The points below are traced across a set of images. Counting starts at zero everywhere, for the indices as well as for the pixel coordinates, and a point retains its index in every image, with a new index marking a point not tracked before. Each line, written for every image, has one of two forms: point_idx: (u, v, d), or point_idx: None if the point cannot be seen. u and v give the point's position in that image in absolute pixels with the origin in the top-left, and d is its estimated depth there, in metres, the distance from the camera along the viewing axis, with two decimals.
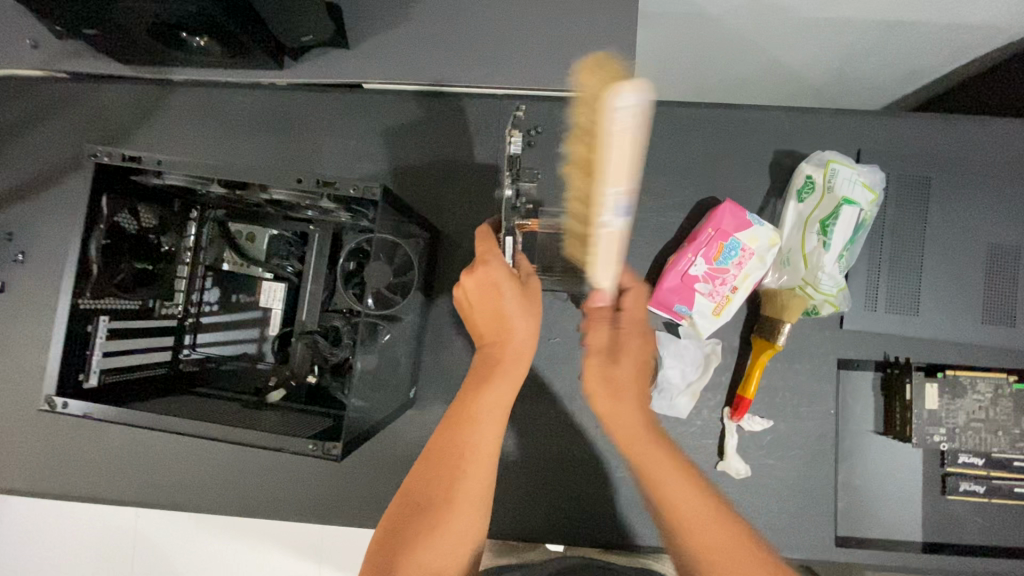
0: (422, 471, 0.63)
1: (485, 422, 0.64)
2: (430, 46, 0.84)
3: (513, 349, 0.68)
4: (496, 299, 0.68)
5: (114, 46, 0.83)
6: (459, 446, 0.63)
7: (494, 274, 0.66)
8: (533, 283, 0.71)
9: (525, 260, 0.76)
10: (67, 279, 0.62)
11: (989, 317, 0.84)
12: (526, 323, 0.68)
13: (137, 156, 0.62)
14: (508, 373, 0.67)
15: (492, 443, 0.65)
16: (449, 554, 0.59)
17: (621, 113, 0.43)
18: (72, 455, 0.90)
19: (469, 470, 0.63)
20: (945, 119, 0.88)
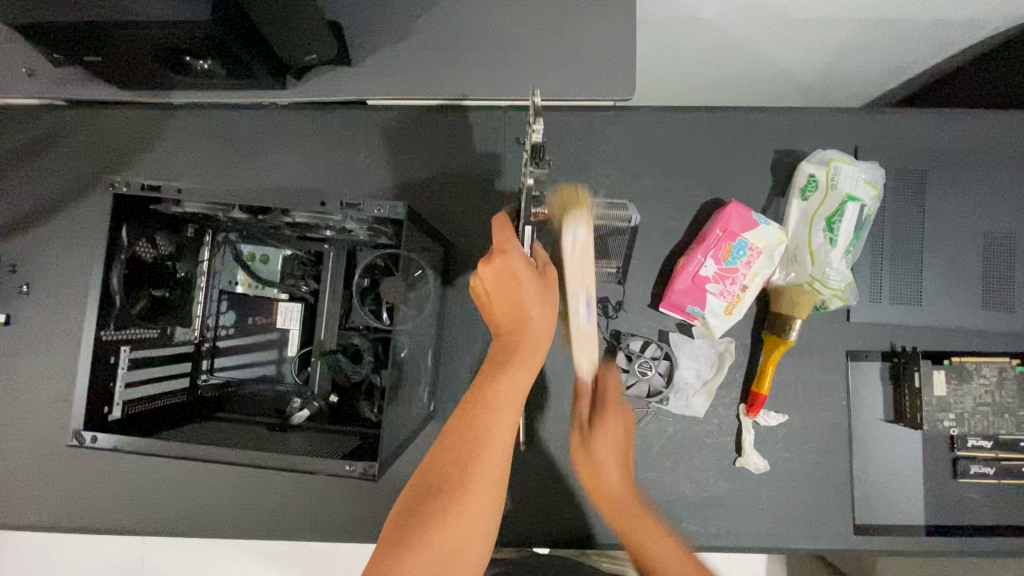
0: (438, 458, 0.61)
1: (503, 409, 0.62)
2: (435, 60, 0.85)
3: (529, 338, 0.66)
4: (512, 289, 0.64)
5: (115, 73, 0.82)
6: (476, 428, 0.61)
7: (512, 265, 0.63)
8: (551, 273, 0.67)
9: (544, 251, 0.71)
10: (90, 312, 0.62)
11: (990, 304, 0.87)
12: (544, 313, 0.65)
13: (157, 186, 0.63)
14: (526, 362, 0.65)
15: (510, 432, 0.62)
16: (462, 535, 0.57)
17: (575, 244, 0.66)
18: (89, 487, 0.89)
19: (486, 457, 0.60)
20: (937, 114, 0.91)
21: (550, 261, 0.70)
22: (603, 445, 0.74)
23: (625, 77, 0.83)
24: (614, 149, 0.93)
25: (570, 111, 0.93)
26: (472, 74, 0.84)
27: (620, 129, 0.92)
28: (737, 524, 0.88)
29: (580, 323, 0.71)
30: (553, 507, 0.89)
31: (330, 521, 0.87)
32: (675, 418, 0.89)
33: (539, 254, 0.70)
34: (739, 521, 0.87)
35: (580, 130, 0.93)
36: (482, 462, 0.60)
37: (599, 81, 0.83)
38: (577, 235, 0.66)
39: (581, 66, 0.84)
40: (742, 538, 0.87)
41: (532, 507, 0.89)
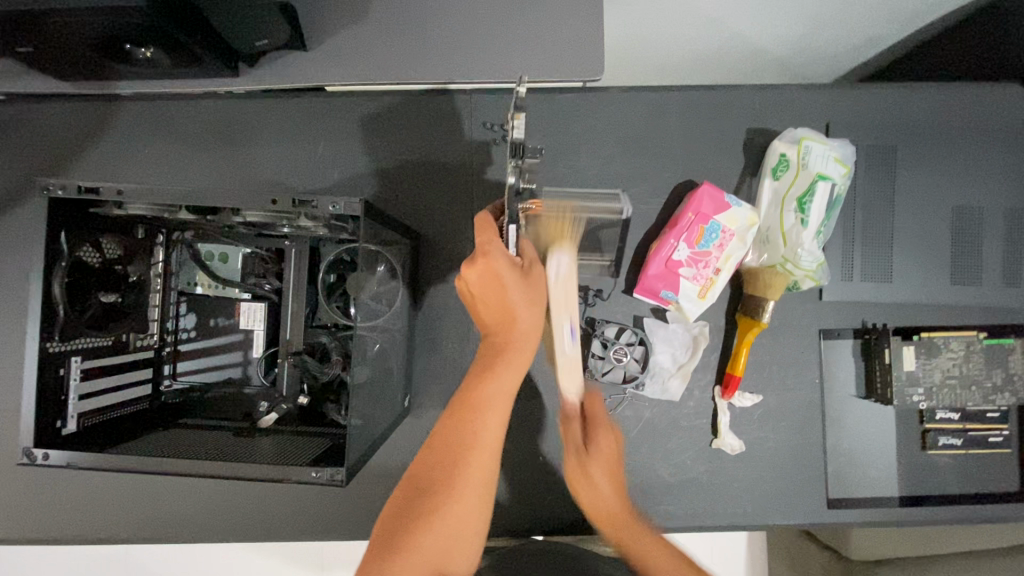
0: (426, 457, 0.61)
1: (490, 411, 0.61)
2: (395, 43, 0.81)
3: (517, 339, 0.64)
4: (499, 291, 0.62)
5: (50, 63, 0.77)
6: (466, 432, 0.61)
7: (496, 267, 0.60)
8: (536, 271, 0.64)
9: (531, 247, 0.67)
10: (32, 323, 0.59)
11: (958, 279, 0.88)
12: (532, 314, 0.63)
13: (94, 187, 0.59)
14: (512, 363, 0.64)
15: (496, 434, 0.62)
16: (449, 537, 0.56)
17: (557, 267, 0.66)
18: (56, 500, 0.87)
19: (473, 461, 0.60)
20: (906, 88, 0.90)
21: (538, 259, 0.66)
22: (596, 469, 0.73)
23: (592, 57, 0.80)
24: (583, 132, 0.90)
25: (538, 93, 0.90)
26: (434, 57, 0.81)
27: (589, 112, 0.90)
28: (714, 504, 0.89)
29: (567, 348, 0.68)
30: (534, 495, 0.89)
31: (309, 521, 0.86)
32: (651, 403, 0.89)
33: (524, 252, 0.66)
34: (716, 500, 0.89)
35: (549, 114, 0.90)
36: (469, 465, 0.59)
37: (564, 62, 0.80)
38: (561, 263, 0.66)
39: (547, 47, 0.81)
40: (719, 517, 0.88)
41: (512, 497, 0.89)
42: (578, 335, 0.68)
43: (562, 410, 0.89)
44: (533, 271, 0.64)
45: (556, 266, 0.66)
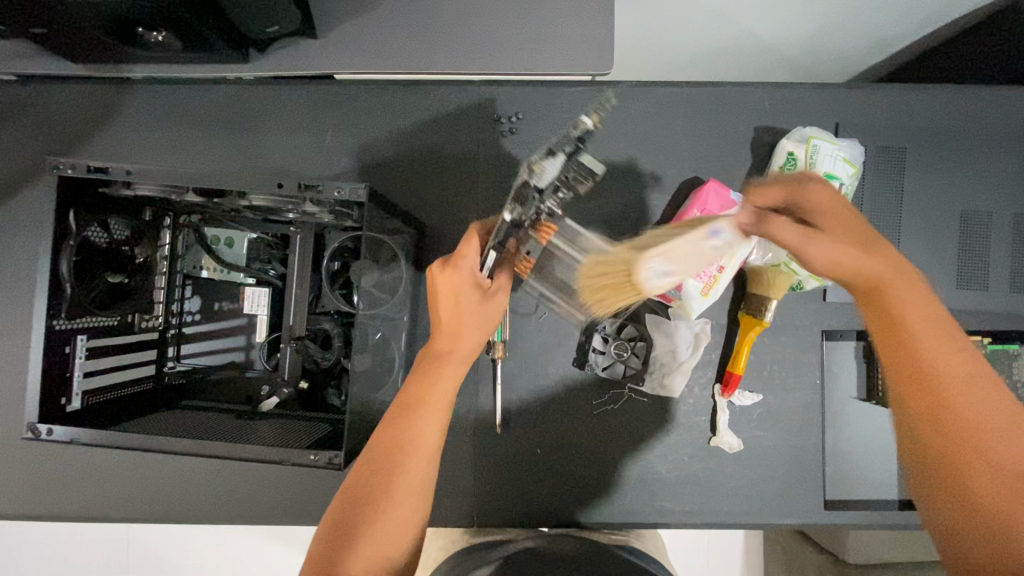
0: (363, 468, 0.59)
1: (428, 413, 0.61)
2: (404, 32, 0.81)
3: (458, 348, 0.66)
4: (453, 303, 0.67)
5: (65, 45, 0.77)
6: (403, 435, 0.60)
7: (456, 279, 0.67)
8: (495, 294, 0.68)
9: (503, 272, 0.70)
10: (39, 300, 0.60)
11: (962, 283, 0.88)
12: (478, 331, 0.67)
13: (103, 167, 0.59)
14: (452, 368, 0.64)
15: (435, 436, 0.61)
16: (388, 542, 0.55)
17: (654, 271, 0.65)
18: (61, 477, 0.88)
19: (412, 466, 0.59)
20: (918, 89, 0.89)
21: (506, 286, 0.70)
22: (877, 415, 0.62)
23: (601, 51, 0.80)
24: (589, 126, 0.90)
25: (545, 85, 0.90)
26: (443, 47, 0.81)
27: (596, 106, 0.90)
28: (711, 501, 0.89)
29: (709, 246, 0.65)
30: (530, 488, 0.89)
31: (306, 506, 0.86)
32: (651, 399, 0.89)
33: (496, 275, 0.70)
34: (712, 497, 0.89)
35: (556, 107, 0.90)
36: (407, 468, 0.58)
37: (573, 55, 0.80)
38: (656, 270, 0.65)
39: (557, 39, 0.81)
40: (715, 513, 0.89)
41: (510, 488, 0.89)
42: (719, 228, 0.64)
43: (561, 403, 0.89)
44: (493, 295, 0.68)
45: (654, 270, 0.65)
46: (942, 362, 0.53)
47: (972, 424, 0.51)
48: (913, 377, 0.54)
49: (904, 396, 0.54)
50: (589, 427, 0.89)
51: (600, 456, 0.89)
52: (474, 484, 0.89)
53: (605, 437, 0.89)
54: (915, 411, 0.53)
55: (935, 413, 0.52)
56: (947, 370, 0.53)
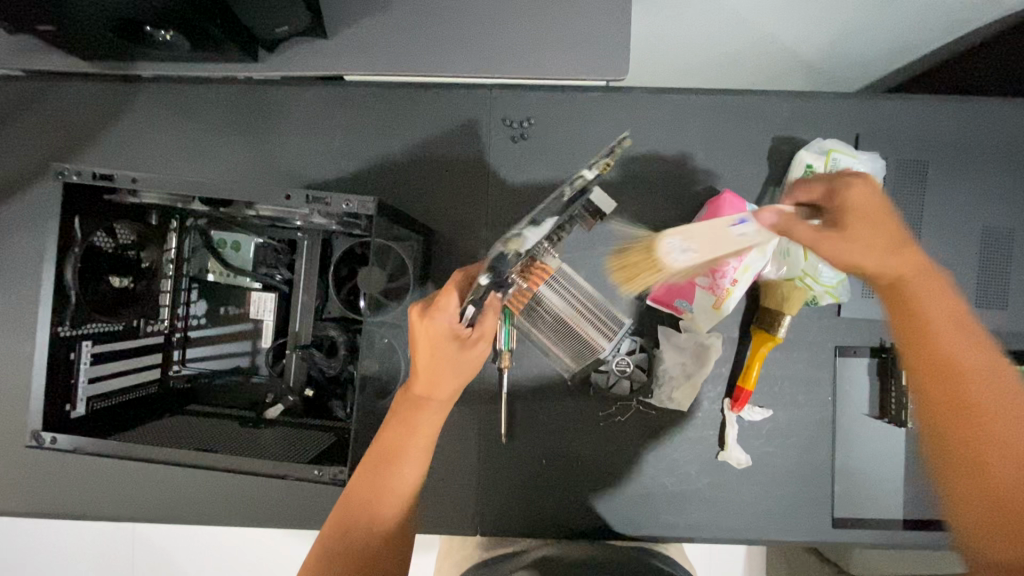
0: (341, 517, 0.59)
1: (405, 460, 0.61)
2: (416, 33, 0.79)
3: (437, 397, 0.63)
4: (429, 355, 0.62)
5: (73, 43, 0.76)
6: (381, 486, 0.60)
7: (432, 330, 0.61)
8: (475, 349, 0.62)
9: (489, 321, 0.63)
10: (44, 308, 0.59)
11: (980, 300, 0.86)
12: (458, 380, 0.63)
13: (109, 174, 0.59)
14: (430, 416, 0.63)
15: (413, 483, 0.62)
16: None
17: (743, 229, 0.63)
18: (66, 476, 0.88)
19: (389, 516, 0.59)
20: (943, 102, 0.86)
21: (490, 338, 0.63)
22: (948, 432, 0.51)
23: (616, 59, 0.78)
24: (602, 133, 0.88)
25: (558, 91, 0.88)
26: (456, 51, 0.79)
27: (610, 112, 0.88)
28: (717, 516, 0.88)
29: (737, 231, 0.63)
30: (535, 499, 0.88)
31: (310, 512, 0.86)
32: (658, 412, 0.88)
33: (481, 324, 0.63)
34: (719, 512, 0.88)
35: (569, 112, 0.88)
36: (386, 519, 0.59)
37: (588, 61, 0.79)
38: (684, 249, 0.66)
39: (571, 44, 0.79)
40: (720, 528, 0.88)
41: (513, 499, 0.88)
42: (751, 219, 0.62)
43: (567, 414, 0.88)
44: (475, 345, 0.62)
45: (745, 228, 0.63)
46: (963, 350, 0.51)
47: (979, 405, 0.49)
48: (937, 373, 0.51)
49: (918, 377, 0.52)
50: (595, 439, 0.88)
51: (606, 469, 0.88)
52: (479, 493, 0.88)
53: (611, 450, 0.88)
54: (940, 409, 0.51)
55: (956, 398, 0.50)
56: (960, 351, 0.51)
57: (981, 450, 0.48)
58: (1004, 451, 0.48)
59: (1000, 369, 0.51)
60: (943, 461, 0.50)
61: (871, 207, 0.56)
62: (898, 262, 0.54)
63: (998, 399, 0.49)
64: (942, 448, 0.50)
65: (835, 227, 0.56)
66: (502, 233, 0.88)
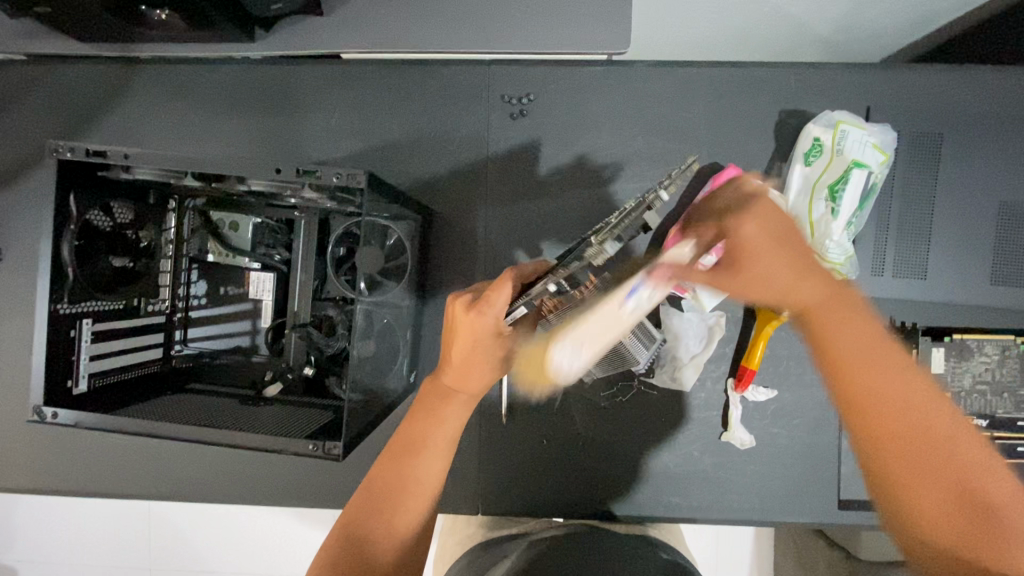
0: (364, 502, 0.58)
1: (431, 455, 0.60)
2: (411, 8, 0.78)
3: (468, 387, 0.63)
4: (469, 347, 0.61)
5: (71, 24, 0.77)
6: (404, 475, 0.59)
7: (481, 325, 0.60)
8: (514, 350, 0.63)
9: (529, 325, 0.64)
10: (42, 284, 0.60)
11: (995, 277, 0.83)
12: (491, 372, 0.63)
13: (102, 151, 0.59)
14: (456, 408, 0.63)
15: (437, 477, 0.60)
16: None
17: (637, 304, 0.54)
18: (75, 453, 0.90)
19: (410, 506, 0.58)
20: (960, 71, 0.83)
21: (527, 336, 0.65)
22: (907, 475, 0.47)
23: (617, 30, 0.76)
24: (602, 109, 0.86)
25: (558, 66, 0.86)
26: (453, 26, 0.78)
27: (612, 88, 0.86)
28: (720, 496, 0.87)
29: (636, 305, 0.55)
30: (536, 478, 0.88)
31: (314, 489, 0.87)
32: (661, 391, 0.87)
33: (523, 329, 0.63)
34: (722, 492, 0.87)
35: (569, 88, 0.86)
36: (406, 509, 0.57)
37: (587, 34, 0.77)
38: (571, 360, 0.55)
39: (570, 17, 0.77)
40: (724, 509, 0.87)
41: (514, 478, 0.88)
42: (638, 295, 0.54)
43: (568, 394, 0.88)
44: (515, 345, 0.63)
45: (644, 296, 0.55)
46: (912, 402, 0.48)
47: (903, 428, 0.48)
48: (884, 438, 0.48)
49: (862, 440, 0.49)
50: (597, 420, 0.87)
51: (608, 450, 0.87)
52: (481, 472, 0.88)
53: (613, 430, 0.87)
54: (875, 442, 0.48)
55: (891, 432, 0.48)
56: (916, 403, 0.48)
57: (942, 519, 0.46)
58: (931, 475, 0.47)
59: (944, 414, 0.48)
60: (882, 504, 0.49)
61: (768, 244, 0.53)
62: (806, 292, 0.52)
63: (932, 454, 0.47)
64: (875, 493, 0.50)
65: (728, 265, 0.55)
66: (502, 212, 0.87)
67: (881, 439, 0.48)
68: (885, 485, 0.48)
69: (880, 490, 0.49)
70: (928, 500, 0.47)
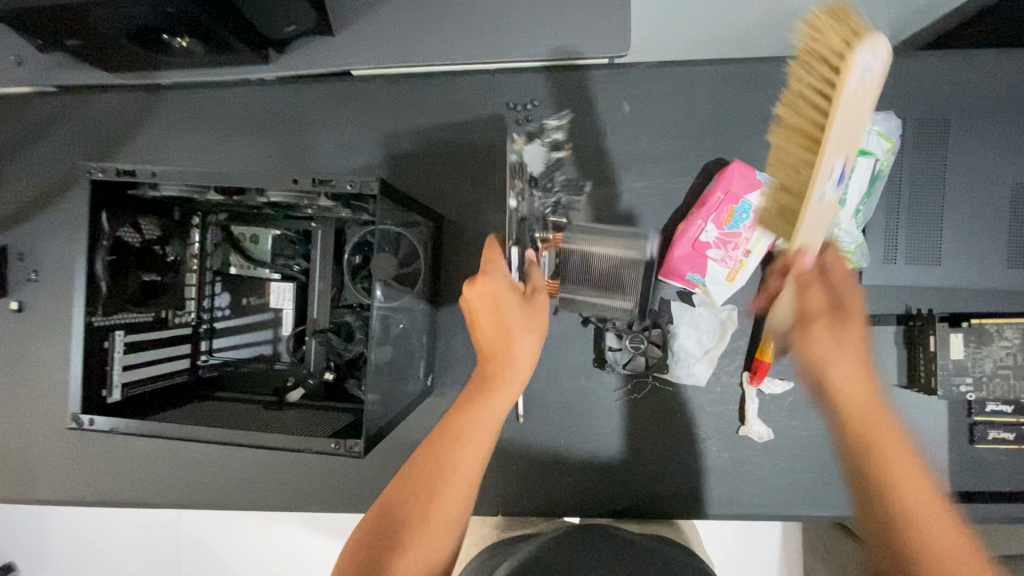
0: (401, 485, 0.56)
1: (472, 440, 0.57)
2: (417, 24, 0.81)
3: (507, 362, 0.60)
4: (493, 313, 0.61)
5: (99, 56, 0.81)
6: (440, 460, 0.56)
7: (494, 286, 0.61)
8: (539, 301, 0.63)
9: (539, 274, 0.67)
10: (78, 297, 0.63)
11: (1011, 261, 0.82)
12: (525, 341, 0.60)
13: (131, 169, 0.62)
14: (500, 387, 0.60)
15: (477, 464, 0.57)
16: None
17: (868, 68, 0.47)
18: (109, 463, 0.93)
19: (446, 493, 0.55)
20: (963, 57, 0.83)
21: (544, 287, 0.66)
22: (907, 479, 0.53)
23: (616, 34, 0.78)
24: (606, 111, 0.88)
25: (561, 72, 0.88)
26: (458, 38, 0.81)
27: (614, 91, 0.88)
28: (740, 491, 0.86)
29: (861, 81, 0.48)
30: (554, 477, 0.89)
31: (337, 493, 0.89)
32: (675, 387, 0.87)
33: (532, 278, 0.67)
34: (742, 487, 0.86)
35: (573, 93, 0.88)
36: (440, 497, 0.54)
37: (588, 40, 0.79)
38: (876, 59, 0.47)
39: (570, 23, 0.79)
40: (745, 504, 0.86)
41: (533, 477, 0.89)
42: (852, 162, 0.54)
43: (582, 393, 0.89)
44: (536, 296, 0.64)
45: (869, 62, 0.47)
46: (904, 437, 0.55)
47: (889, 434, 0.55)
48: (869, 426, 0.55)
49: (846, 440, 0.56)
50: (612, 417, 0.88)
51: (624, 447, 0.88)
52: (500, 473, 0.89)
53: (629, 427, 0.88)
54: (858, 437, 0.55)
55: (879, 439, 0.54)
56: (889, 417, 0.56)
57: (902, 507, 0.52)
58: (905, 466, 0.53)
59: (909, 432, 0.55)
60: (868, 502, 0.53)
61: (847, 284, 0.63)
62: (848, 323, 0.60)
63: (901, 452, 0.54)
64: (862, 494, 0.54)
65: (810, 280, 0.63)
66: None
67: (863, 429, 0.55)
68: (874, 481, 0.53)
69: (868, 486, 0.53)
70: (915, 508, 0.51)
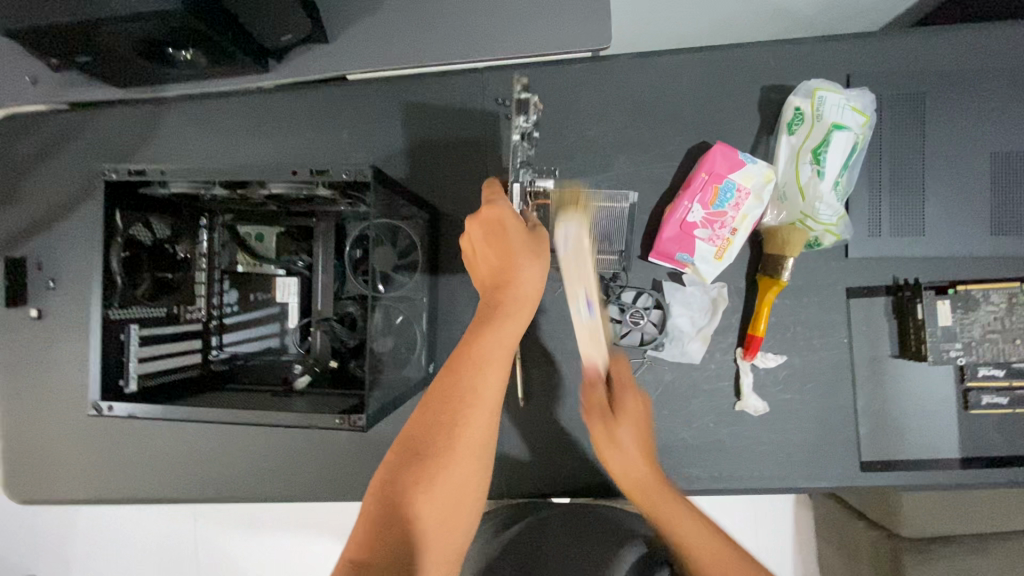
0: (424, 415, 0.56)
1: (489, 369, 0.57)
2: (407, 27, 0.85)
3: (516, 290, 0.61)
4: (498, 242, 0.63)
5: (109, 72, 0.86)
6: (461, 388, 0.56)
7: (500, 215, 0.62)
8: (543, 230, 0.66)
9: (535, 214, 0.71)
10: (95, 292, 0.67)
11: (994, 228, 0.84)
12: (535, 268, 0.61)
13: (142, 169, 0.66)
14: (513, 316, 0.60)
15: (497, 391, 0.57)
16: (450, 496, 0.54)
17: None
18: (126, 462, 0.97)
19: (473, 419, 0.56)
20: (935, 34, 0.86)
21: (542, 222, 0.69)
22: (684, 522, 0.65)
23: (596, 27, 0.82)
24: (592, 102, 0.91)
25: (547, 67, 0.92)
26: (446, 38, 0.85)
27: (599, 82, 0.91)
28: (740, 465, 0.88)
29: None
30: (557, 458, 0.90)
31: (346, 481, 0.92)
32: (671, 365, 0.89)
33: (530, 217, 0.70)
34: (742, 460, 0.88)
35: (559, 87, 0.92)
36: (466, 423, 0.55)
37: (570, 33, 0.82)
38: None
39: (552, 19, 0.83)
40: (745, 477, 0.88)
41: (536, 460, 0.91)
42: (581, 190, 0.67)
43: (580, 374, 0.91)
44: (536, 228, 0.66)
45: None
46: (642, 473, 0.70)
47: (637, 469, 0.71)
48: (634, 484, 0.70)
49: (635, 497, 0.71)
50: None
51: None
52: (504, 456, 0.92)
53: None
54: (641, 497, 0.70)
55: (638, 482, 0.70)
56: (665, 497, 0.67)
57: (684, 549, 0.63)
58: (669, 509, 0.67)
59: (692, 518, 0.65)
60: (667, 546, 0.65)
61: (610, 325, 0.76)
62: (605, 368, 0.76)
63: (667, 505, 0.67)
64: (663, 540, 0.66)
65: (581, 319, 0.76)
66: None
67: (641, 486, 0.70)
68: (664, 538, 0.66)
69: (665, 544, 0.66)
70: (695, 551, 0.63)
